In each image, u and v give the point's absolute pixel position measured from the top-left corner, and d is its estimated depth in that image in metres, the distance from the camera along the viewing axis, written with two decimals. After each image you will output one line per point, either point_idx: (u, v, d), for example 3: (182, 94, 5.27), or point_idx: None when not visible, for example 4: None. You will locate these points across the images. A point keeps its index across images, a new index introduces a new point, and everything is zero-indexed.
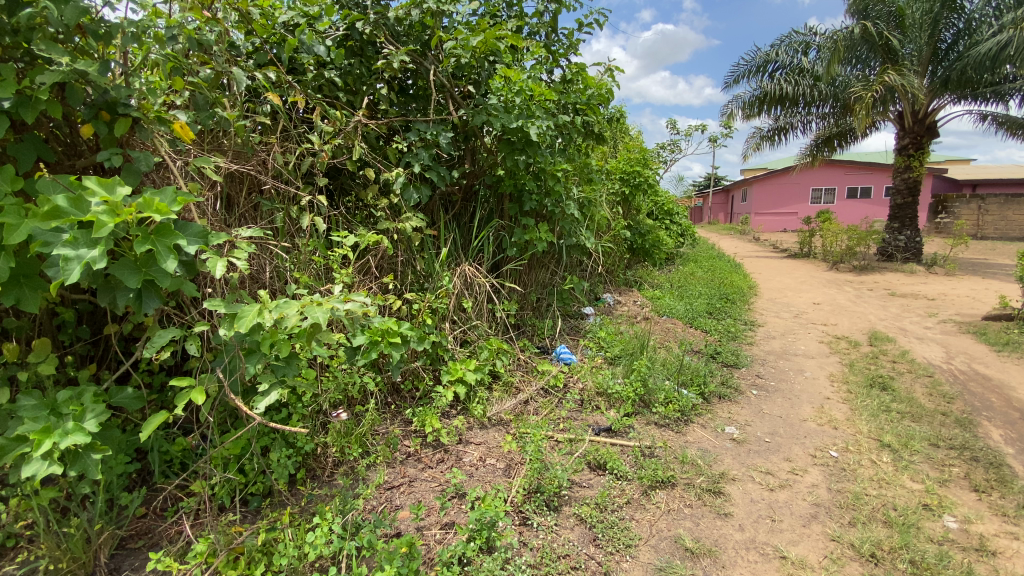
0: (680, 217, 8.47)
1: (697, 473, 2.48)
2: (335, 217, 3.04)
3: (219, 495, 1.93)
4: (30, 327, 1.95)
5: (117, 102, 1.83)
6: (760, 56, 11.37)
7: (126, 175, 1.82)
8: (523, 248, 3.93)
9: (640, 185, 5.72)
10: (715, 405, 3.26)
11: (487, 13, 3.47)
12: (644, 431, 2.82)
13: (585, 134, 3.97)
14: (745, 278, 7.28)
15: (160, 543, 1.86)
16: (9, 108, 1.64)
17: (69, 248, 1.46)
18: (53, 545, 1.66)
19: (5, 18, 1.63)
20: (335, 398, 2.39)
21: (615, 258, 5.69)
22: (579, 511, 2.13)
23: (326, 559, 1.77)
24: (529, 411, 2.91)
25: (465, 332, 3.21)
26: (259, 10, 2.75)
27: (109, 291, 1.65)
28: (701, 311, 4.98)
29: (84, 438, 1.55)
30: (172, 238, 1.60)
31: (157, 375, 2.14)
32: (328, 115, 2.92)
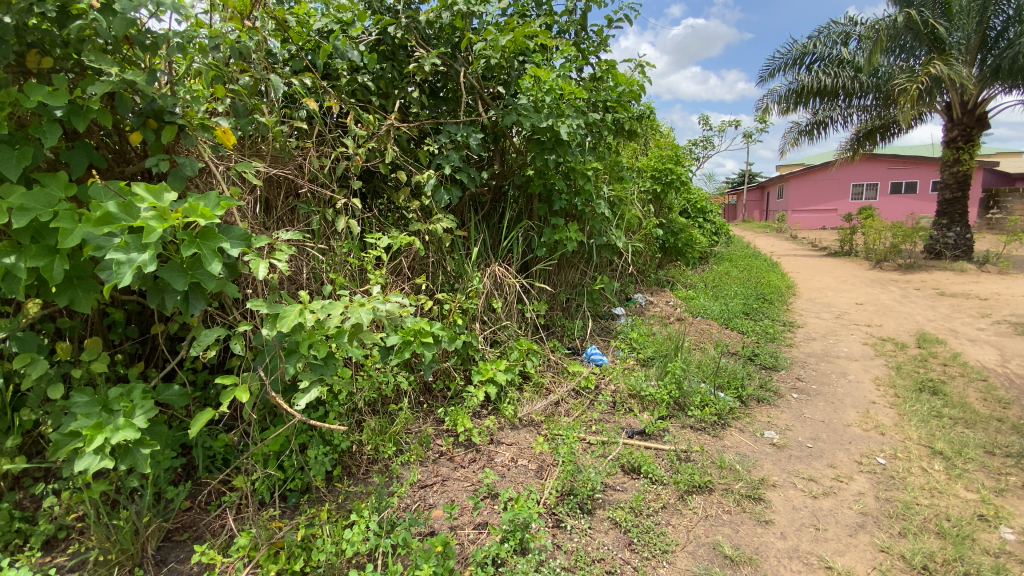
0: (714, 215, 8.27)
1: (735, 479, 2.41)
2: (369, 219, 3.10)
3: (260, 490, 1.98)
4: (82, 327, 2.07)
5: (163, 111, 1.91)
6: (797, 49, 11.04)
7: (172, 181, 1.91)
8: (553, 248, 3.89)
9: (672, 183, 5.62)
10: (753, 408, 3.17)
11: (517, 13, 3.47)
12: (679, 434, 2.76)
13: (615, 132, 3.93)
14: (782, 277, 7.05)
15: (204, 536, 1.92)
16: (63, 117, 1.73)
17: (121, 253, 1.52)
18: (103, 538, 1.73)
19: (57, 31, 1.73)
20: (370, 398, 2.43)
21: (646, 258, 5.60)
22: (614, 515, 2.10)
23: (363, 556, 1.80)
24: (561, 412, 2.89)
25: (496, 332, 3.22)
26: (295, 17, 2.83)
27: (158, 293, 1.72)
28: (737, 311, 4.84)
29: (133, 433, 1.62)
30: (216, 241, 1.65)
31: (201, 373, 2.22)
32: (361, 119, 2.97)
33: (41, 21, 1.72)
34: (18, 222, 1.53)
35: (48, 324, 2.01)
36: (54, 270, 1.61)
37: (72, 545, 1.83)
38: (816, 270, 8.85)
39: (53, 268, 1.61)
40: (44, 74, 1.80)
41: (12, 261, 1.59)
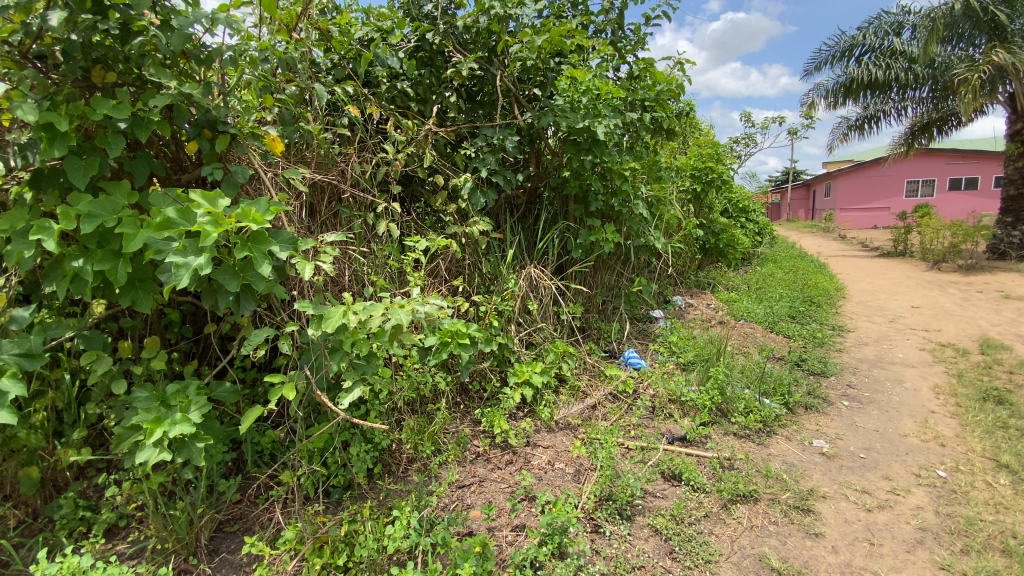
0: (757, 215, 8.00)
1: (783, 489, 2.32)
2: (407, 223, 3.15)
3: (305, 486, 2.04)
4: (142, 326, 2.19)
5: (216, 121, 2.01)
6: (846, 40, 10.61)
7: (226, 187, 2.01)
8: (589, 250, 3.84)
9: (713, 181, 5.46)
10: (801, 416, 3.04)
11: (552, 15, 3.46)
12: (723, 441, 2.68)
13: (654, 131, 3.85)
14: (830, 279, 6.75)
15: (253, 528, 2.00)
16: (126, 129, 1.84)
17: (179, 256, 1.60)
18: (161, 527, 1.83)
19: (120, 48, 1.85)
20: (408, 398, 2.46)
21: (686, 259, 5.47)
22: (654, 522, 2.06)
23: (403, 553, 1.83)
24: (598, 416, 2.85)
25: (531, 334, 3.21)
26: (337, 28, 2.93)
27: (211, 294, 1.80)
28: (782, 315, 4.65)
29: (189, 428, 1.71)
30: (266, 245, 1.72)
31: (250, 371, 2.31)
32: (401, 125, 3.06)
33: (105, 39, 1.84)
34: (87, 228, 1.64)
35: (111, 323, 2.14)
36: (118, 273, 1.71)
37: (132, 532, 1.94)
38: (859, 270, 8.60)
39: (117, 271, 1.71)
40: (108, 89, 1.92)
41: (80, 264, 1.70)
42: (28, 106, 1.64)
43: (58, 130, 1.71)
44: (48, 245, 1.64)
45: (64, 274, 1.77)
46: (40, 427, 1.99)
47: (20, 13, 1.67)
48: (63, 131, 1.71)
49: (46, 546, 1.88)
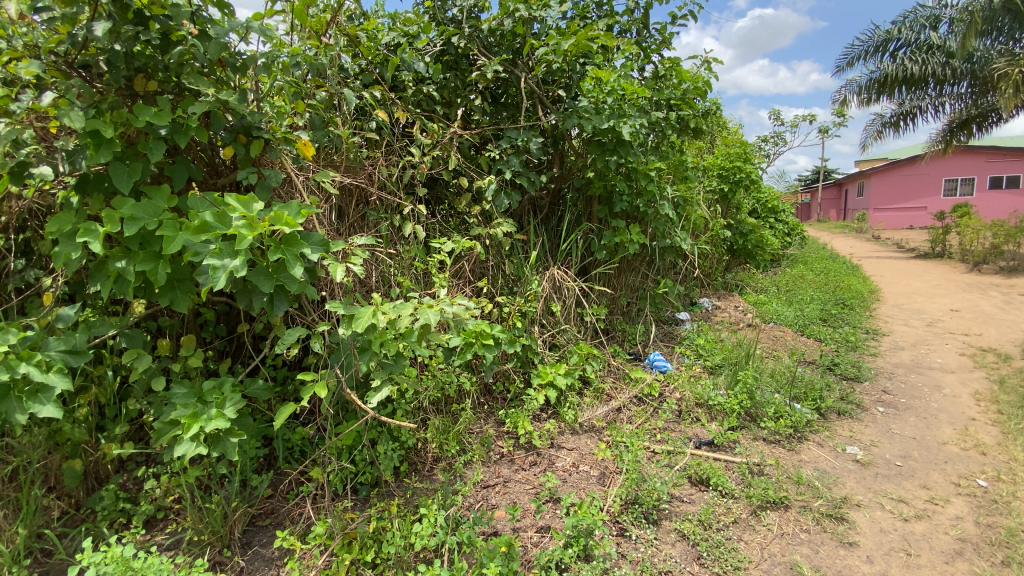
0: (786, 215, 7.82)
1: (815, 496, 2.26)
2: (433, 225, 3.18)
3: (334, 482, 2.08)
4: (179, 325, 2.26)
5: (251, 126, 2.07)
6: (880, 35, 10.31)
7: (260, 191, 2.08)
8: (614, 251, 3.81)
9: (741, 181, 5.38)
10: (833, 422, 2.96)
11: (577, 16, 3.46)
12: (752, 447, 2.62)
13: (680, 131, 3.81)
14: (864, 281, 6.55)
15: (284, 523, 2.05)
16: (166, 135, 1.91)
17: (216, 258, 1.66)
18: (197, 519, 1.89)
19: (161, 57, 1.93)
20: (433, 397, 2.49)
21: (713, 260, 5.38)
22: (681, 527, 2.03)
23: (430, 551, 1.85)
24: (623, 419, 2.83)
25: (555, 336, 3.19)
26: (365, 33, 2.99)
27: (246, 294, 1.86)
28: (813, 318, 4.53)
29: (224, 423, 1.77)
30: (298, 247, 1.77)
31: (281, 369, 2.37)
32: (427, 128, 3.11)
33: (146, 48, 1.92)
34: (130, 230, 1.71)
35: (150, 322, 2.22)
36: (158, 274, 1.78)
37: (170, 524, 2.01)
38: (887, 270, 8.55)
39: (157, 272, 1.78)
40: (149, 97, 1.99)
41: (123, 265, 1.77)
42: (76, 114, 1.72)
43: (103, 136, 1.79)
44: (94, 247, 1.72)
45: (107, 275, 1.85)
46: (83, 421, 2.08)
47: (66, 24, 1.76)
48: (108, 138, 1.78)
49: (89, 535, 1.96)
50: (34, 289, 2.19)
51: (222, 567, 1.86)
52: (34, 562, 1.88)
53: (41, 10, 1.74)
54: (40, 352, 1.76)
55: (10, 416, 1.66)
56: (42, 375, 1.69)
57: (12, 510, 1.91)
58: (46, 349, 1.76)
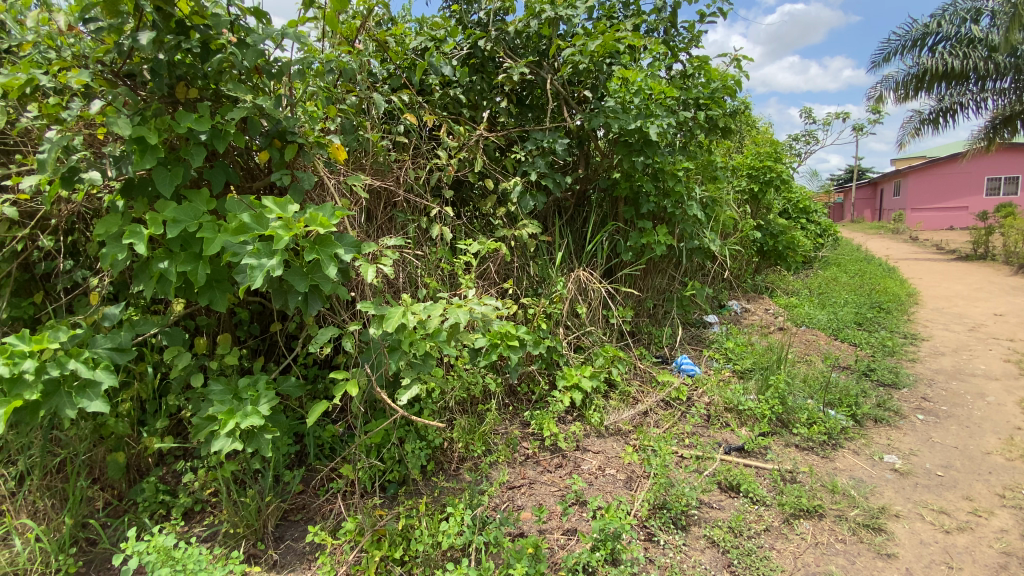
0: (819, 215, 7.61)
1: (851, 506, 2.19)
2: (458, 226, 3.21)
3: (364, 479, 2.12)
4: (215, 324, 2.34)
5: (286, 131, 2.14)
6: (918, 29, 9.96)
7: (295, 194, 2.14)
8: (640, 253, 3.76)
9: (772, 181, 5.25)
10: (870, 429, 2.86)
11: (603, 16, 3.45)
12: (784, 453, 2.56)
13: (709, 130, 3.74)
14: (902, 284, 6.32)
15: (315, 518, 2.10)
16: (206, 140, 1.98)
17: (254, 258, 1.73)
18: (233, 513, 1.95)
19: (200, 65, 1.99)
20: (459, 398, 2.50)
21: (742, 262, 5.28)
22: (710, 534, 2.00)
23: (457, 550, 1.87)
24: (650, 423, 2.80)
25: (580, 338, 3.16)
26: (394, 38, 3.05)
27: (281, 294, 1.92)
28: (848, 321, 4.39)
29: (259, 420, 1.82)
30: (332, 248, 1.82)
31: (312, 368, 2.42)
32: (453, 131, 3.15)
33: (186, 57, 1.98)
34: (172, 232, 1.77)
35: (189, 321, 2.30)
36: (198, 274, 1.85)
37: (207, 517, 2.07)
38: (926, 270, 8.50)
39: (198, 272, 1.85)
40: (189, 103, 2.06)
41: (165, 266, 1.85)
42: (123, 121, 1.80)
43: (148, 142, 1.86)
44: (139, 249, 1.79)
45: (151, 276, 1.92)
46: (126, 416, 2.17)
47: (113, 34, 1.85)
48: (152, 144, 1.85)
49: (132, 525, 2.05)
50: (81, 288, 2.30)
51: (256, 560, 1.92)
52: (79, 550, 1.98)
53: (89, 21, 1.82)
54: (88, 349, 1.83)
55: (60, 410, 1.73)
56: (90, 371, 1.75)
57: (59, 499, 2.02)
58: (93, 346, 1.84)
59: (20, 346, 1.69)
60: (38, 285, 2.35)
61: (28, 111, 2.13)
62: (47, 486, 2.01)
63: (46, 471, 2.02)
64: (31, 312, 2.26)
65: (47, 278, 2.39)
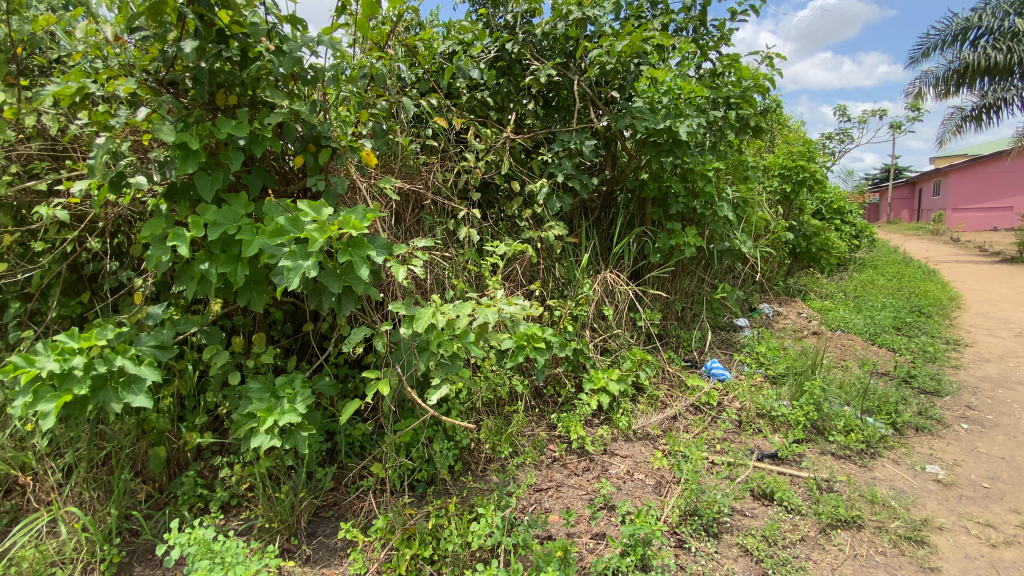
0: (854, 216, 7.37)
1: (891, 517, 2.12)
2: (486, 228, 3.22)
3: (393, 478, 2.15)
4: (251, 323, 2.40)
5: (320, 136, 2.19)
6: (958, 22, 9.60)
7: (329, 197, 2.19)
8: (668, 255, 3.70)
9: (805, 181, 5.11)
10: (911, 438, 2.76)
11: (631, 16, 3.42)
12: (819, 461, 2.49)
13: (739, 130, 3.67)
14: (944, 287, 6.07)
15: (346, 515, 2.14)
16: (245, 146, 2.04)
17: (291, 260, 1.78)
18: (268, 508, 2.00)
19: (239, 73, 2.06)
20: (486, 398, 2.51)
21: (774, 264, 5.16)
22: (744, 542, 1.96)
23: (486, 550, 1.88)
24: (679, 428, 2.76)
25: (607, 340, 3.14)
26: (423, 43, 3.09)
27: (316, 295, 1.97)
28: (885, 326, 4.25)
29: (295, 417, 1.87)
30: (365, 250, 1.86)
31: (343, 367, 2.47)
32: (480, 134, 3.19)
33: (225, 64, 2.04)
34: (213, 235, 1.83)
35: (227, 321, 2.37)
36: (237, 275, 1.91)
37: (243, 511, 2.13)
38: (969, 273, 8.16)
39: (237, 273, 1.91)
40: (228, 110, 2.12)
41: (206, 267, 1.91)
42: (168, 127, 1.87)
43: (190, 148, 1.93)
44: (181, 250, 1.86)
45: (192, 276, 1.99)
46: (167, 411, 2.24)
47: (158, 43, 1.92)
48: (194, 150, 1.92)
49: (172, 517, 2.12)
50: (125, 288, 2.39)
51: (290, 554, 1.97)
52: (123, 540, 2.06)
53: (136, 31, 1.90)
54: (133, 346, 1.91)
55: (107, 404, 1.80)
56: (136, 367, 1.82)
57: (104, 491, 2.11)
58: (138, 343, 1.92)
59: (71, 342, 1.77)
60: (85, 285, 2.47)
61: (77, 119, 2.24)
62: (93, 478, 2.10)
63: (93, 463, 2.11)
64: (79, 311, 2.37)
65: (93, 278, 2.51)
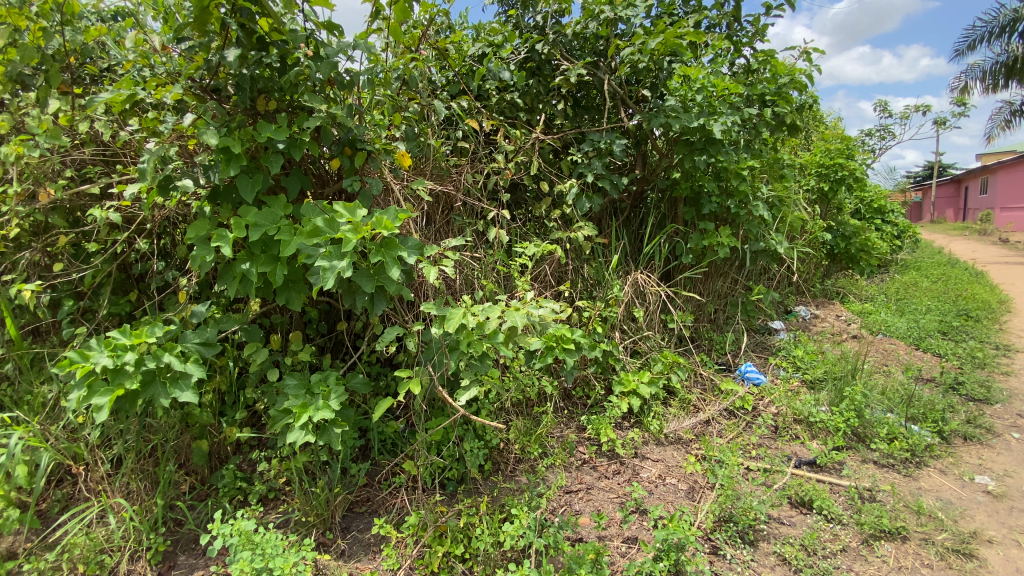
0: (895, 216, 7.08)
1: (938, 529, 2.04)
2: (515, 229, 3.23)
3: (425, 476, 2.18)
4: (288, 322, 2.47)
5: (356, 139, 2.24)
6: (1007, 13, 9.16)
7: (364, 199, 2.24)
8: (700, 255, 3.64)
9: (844, 180, 4.95)
10: (958, 447, 2.65)
11: (662, 14, 3.37)
12: (861, 470, 2.41)
13: (775, 127, 3.57)
14: (994, 289, 5.79)
15: (379, 511, 2.18)
16: (284, 149, 2.10)
17: (326, 260, 1.82)
18: (304, 502, 2.06)
19: (279, 79, 2.12)
20: (516, 398, 2.52)
21: (810, 265, 5.01)
22: (781, 551, 1.91)
23: (518, 551, 1.89)
24: (712, 432, 2.71)
25: (637, 342, 3.11)
26: (453, 46, 3.13)
27: (350, 295, 2.01)
28: (931, 330, 4.08)
29: (330, 414, 1.92)
30: (396, 250, 1.89)
31: (376, 366, 2.51)
32: (510, 135, 3.20)
33: (266, 71, 2.11)
34: (253, 235, 1.89)
35: (265, 319, 2.44)
36: (276, 275, 1.97)
37: (281, 504, 2.19)
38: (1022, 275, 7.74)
39: (276, 273, 1.97)
40: (268, 115, 2.18)
41: (247, 267, 1.98)
42: (212, 132, 1.93)
43: (232, 152, 1.99)
44: (224, 251, 1.92)
45: (234, 276, 2.06)
46: (209, 406, 2.32)
47: (203, 51, 1.99)
48: (237, 153, 1.99)
49: (214, 509, 2.20)
50: (170, 288, 2.49)
51: (326, 548, 2.02)
52: (168, 529, 2.14)
53: (182, 40, 1.97)
54: (179, 343, 1.99)
55: (156, 399, 1.88)
56: (182, 364, 1.90)
57: (150, 482, 2.20)
58: (184, 340, 1.99)
59: (123, 339, 1.85)
60: (133, 284, 2.58)
61: (127, 125, 2.34)
62: (140, 469, 2.20)
63: (140, 455, 2.20)
64: (127, 309, 2.47)
65: (141, 278, 2.62)
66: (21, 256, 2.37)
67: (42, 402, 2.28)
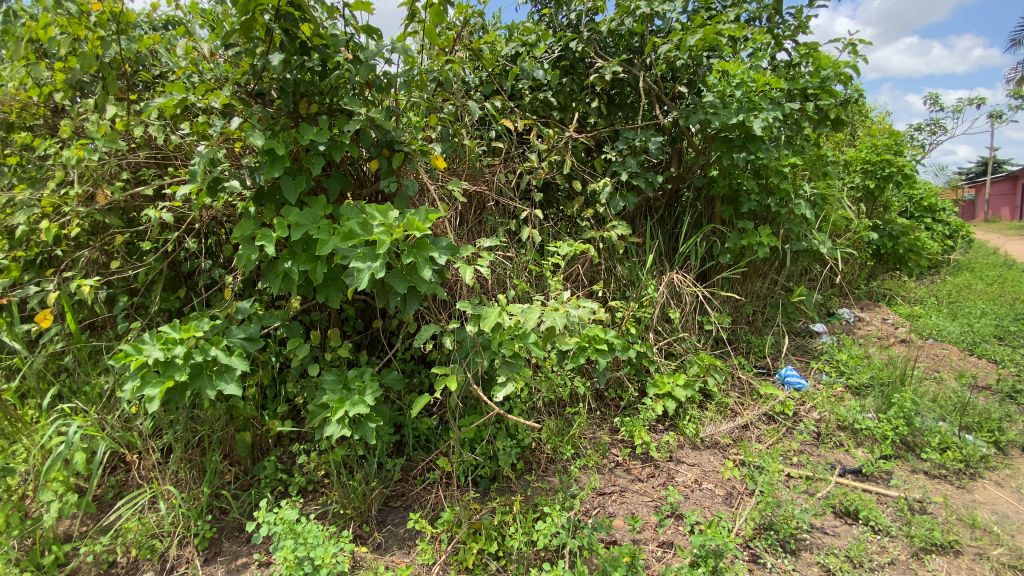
0: (947, 215, 6.75)
1: (994, 544, 1.94)
2: (548, 228, 3.22)
3: (458, 473, 2.21)
4: (326, 319, 2.53)
5: (393, 141, 2.28)
6: None
7: (400, 200, 2.27)
8: (738, 256, 3.54)
9: (891, 177, 4.74)
10: (1017, 460, 2.51)
11: (700, 9, 3.30)
12: (911, 480, 2.31)
13: (817, 123, 3.46)
14: None
15: (413, 506, 2.22)
16: (324, 151, 2.15)
17: (360, 262, 1.87)
18: (342, 495, 2.11)
19: (320, 83, 2.18)
20: (549, 398, 2.52)
21: (854, 266, 4.83)
22: (825, 561, 1.85)
23: (552, 550, 1.89)
24: (751, 437, 2.64)
25: (672, 344, 3.06)
26: (488, 46, 3.15)
27: (384, 295, 2.05)
28: (986, 335, 3.87)
29: (365, 409, 1.96)
30: (428, 251, 1.91)
31: (410, 364, 2.55)
32: (543, 134, 3.20)
33: (308, 74, 2.16)
34: (294, 235, 1.96)
35: (304, 316, 2.51)
36: (316, 273, 2.03)
37: (319, 496, 2.26)
38: None
39: (316, 272, 2.03)
40: (310, 118, 2.25)
41: (289, 266, 2.04)
42: (258, 134, 1.99)
43: (276, 154, 2.06)
44: (267, 250, 1.99)
45: (277, 275, 2.13)
46: (252, 400, 2.41)
47: (249, 57, 2.06)
48: (280, 155, 2.05)
49: (257, 498, 2.28)
50: (217, 285, 2.59)
51: (363, 540, 2.07)
52: (214, 517, 2.24)
53: (229, 47, 2.04)
54: (225, 338, 2.07)
55: (202, 391, 1.96)
56: (227, 357, 1.97)
57: (197, 471, 2.30)
58: (229, 335, 2.07)
59: (173, 333, 1.94)
60: (182, 281, 2.70)
61: (178, 129, 2.45)
62: (188, 458, 2.29)
63: (188, 445, 2.30)
64: (176, 305, 2.59)
65: (189, 275, 2.73)
66: (80, 254, 2.50)
67: (98, 393, 2.41)
